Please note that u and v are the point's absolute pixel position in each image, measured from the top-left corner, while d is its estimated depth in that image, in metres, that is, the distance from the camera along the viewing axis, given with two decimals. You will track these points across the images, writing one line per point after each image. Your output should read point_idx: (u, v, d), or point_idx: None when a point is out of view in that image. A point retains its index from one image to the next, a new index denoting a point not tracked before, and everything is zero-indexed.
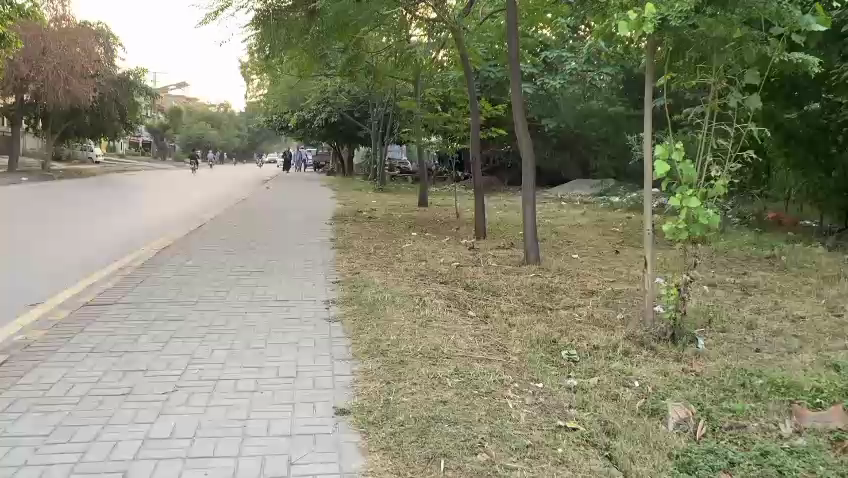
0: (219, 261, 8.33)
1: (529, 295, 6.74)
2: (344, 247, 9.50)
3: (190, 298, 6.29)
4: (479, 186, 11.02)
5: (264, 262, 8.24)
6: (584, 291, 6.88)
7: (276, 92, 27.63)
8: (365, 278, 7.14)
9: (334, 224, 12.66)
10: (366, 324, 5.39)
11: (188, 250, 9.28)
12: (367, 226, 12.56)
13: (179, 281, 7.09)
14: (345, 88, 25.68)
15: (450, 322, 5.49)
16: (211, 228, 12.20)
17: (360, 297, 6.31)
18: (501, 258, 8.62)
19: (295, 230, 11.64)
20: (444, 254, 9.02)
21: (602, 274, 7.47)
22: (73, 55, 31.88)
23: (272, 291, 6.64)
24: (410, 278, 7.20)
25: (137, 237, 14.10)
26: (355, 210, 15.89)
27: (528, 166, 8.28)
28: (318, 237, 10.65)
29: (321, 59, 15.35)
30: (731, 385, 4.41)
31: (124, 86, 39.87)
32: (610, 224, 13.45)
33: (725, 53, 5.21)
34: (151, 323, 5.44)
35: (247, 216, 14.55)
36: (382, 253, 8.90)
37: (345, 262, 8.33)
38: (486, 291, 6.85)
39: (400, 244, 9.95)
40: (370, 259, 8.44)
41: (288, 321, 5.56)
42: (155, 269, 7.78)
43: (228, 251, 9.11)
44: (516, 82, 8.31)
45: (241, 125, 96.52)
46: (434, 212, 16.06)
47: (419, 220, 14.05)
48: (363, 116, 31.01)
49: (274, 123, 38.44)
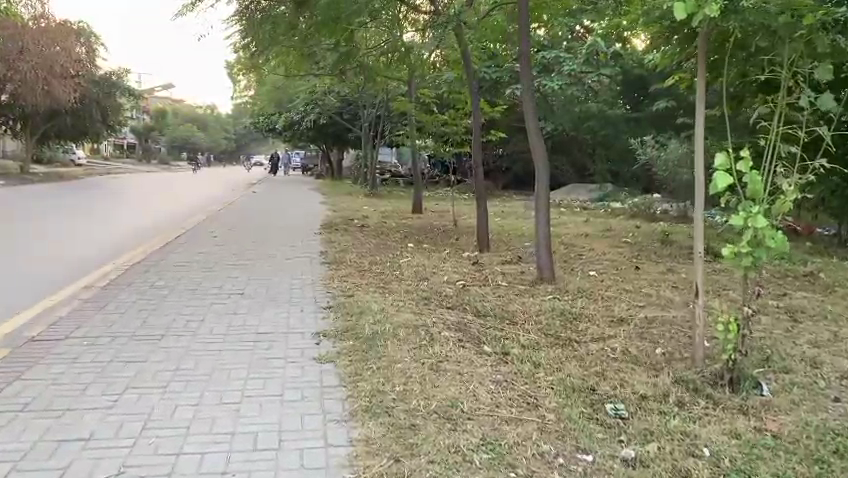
0: (194, 280, 7.39)
1: (549, 322, 5.87)
2: (335, 262, 8.57)
3: (155, 331, 5.36)
4: (482, 194, 10.14)
5: (245, 282, 7.32)
6: (611, 318, 6.00)
7: (262, 93, 26.66)
8: (361, 303, 6.21)
9: (324, 233, 11.75)
10: (365, 368, 4.47)
11: (161, 266, 8.33)
12: (359, 235, 11.66)
13: (147, 307, 6.16)
14: (334, 89, 24.78)
15: (465, 364, 4.58)
16: (191, 238, 11.24)
17: (358, 328, 5.38)
18: (510, 275, 7.75)
19: (281, 240, 10.71)
20: (447, 271, 8.12)
21: (630, 297, 6.59)
22: (51, 55, 30.77)
23: (253, 321, 5.71)
24: (412, 303, 6.29)
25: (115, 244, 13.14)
26: (346, 217, 15.01)
27: (542, 174, 7.38)
28: (307, 249, 9.73)
29: (310, 56, 14.39)
30: (825, 455, 3.52)
31: (106, 86, 38.83)
32: (619, 233, 12.62)
33: (795, 44, 4.31)
34: (103, 367, 4.50)
35: (231, 223, 13.61)
36: (379, 269, 7.98)
37: (337, 281, 7.40)
38: (499, 319, 5.96)
39: (397, 258, 9.06)
40: (366, 278, 7.52)
41: (271, 363, 4.63)
42: (122, 291, 6.86)
43: (205, 267, 8.17)
44: (529, 81, 7.40)
45: (228, 127, 95.41)
46: (429, 219, 15.17)
47: (415, 229, 13.18)
48: (353, 117, 30.07)
49: (261, 126, 37.55)
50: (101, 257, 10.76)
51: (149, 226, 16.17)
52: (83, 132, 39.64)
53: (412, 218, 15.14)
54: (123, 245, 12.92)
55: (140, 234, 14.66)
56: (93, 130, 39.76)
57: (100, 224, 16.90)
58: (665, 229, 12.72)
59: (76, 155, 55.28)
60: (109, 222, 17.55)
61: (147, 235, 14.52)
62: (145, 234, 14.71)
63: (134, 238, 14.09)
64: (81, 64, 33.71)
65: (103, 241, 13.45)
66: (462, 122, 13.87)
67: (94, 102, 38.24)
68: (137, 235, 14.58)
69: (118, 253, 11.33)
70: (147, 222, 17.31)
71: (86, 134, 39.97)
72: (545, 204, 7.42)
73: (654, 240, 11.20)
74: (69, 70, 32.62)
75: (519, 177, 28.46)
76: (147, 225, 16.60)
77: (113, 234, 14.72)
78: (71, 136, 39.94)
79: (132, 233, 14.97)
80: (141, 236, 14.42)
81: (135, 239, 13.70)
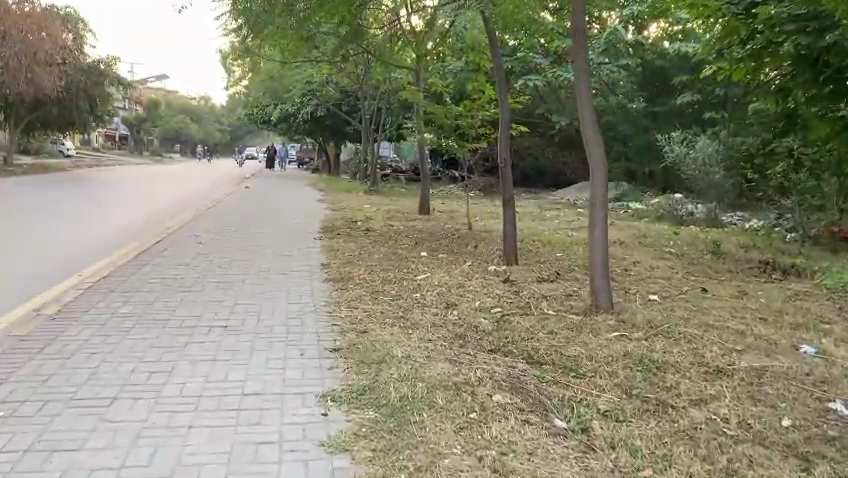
0: (167, 305, 5.98)
1: (630, 378, 4.49)
2: (339, 280, 7.13)
3: (101, 392, 3.93)
4: (510, 199, 8.71)
5: (230, 309, 5.89)
6: (704, 370, 4.65)
7: (257, 83, 25.14)
8: (378, 345, 4.79)
9: (324, 239, 10.35)
10: (398, 467, 3.07)
11: (131, 282, 6.89)
12: (364, 242, 10.28)
13: (99, 348, 4.73)
14: (332, 78, 23.30)
15: (539, 459, 3.19)
16: (172, 243, 9.80)
17: (380, 388, 3.98)
18: (555, 302, 6.35)
19: (276, 248, 9.29)
20: (478, 293, 6.71)
21: (718, 336, 5.22)
22: (37, 40, 29.01)
23: (237, 373, 4.28)
24: (444, 344, 4.87)
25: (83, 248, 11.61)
26: (347, 218, 13.63)
27: (598, 178, 5.99)
28: (305, 261, 8.32)
29: (308, 41, 12.95)
30: None
31: (94, 74, 37.15)
32: (653, 240, 11.25)
33: None
34: (12, 465, 3.08)
35: (218, 225, 12.13)
36: (393, 291, 6.57)
37: (344, 308, 5.97)
38: (562, 370, 4.57)
39: (413, 273, 7.62)
40: (380, 303, 6.09)
41: (259, 454, 3.23)
42: (74, 321, 5.46)
43: (181, 286, 6.73)
44: (585, 71, 6.00)
45: (222, 119, 93.77)
46: (439, 221, 13.74)
47: (424, 233, 11.79)
48: (352, 110, 28.57)
49: (255, 118, 36.04)
50: (64, 267, 9.27)
51: (137, 226, 14.62)
52: (70, 122, 37.93)
53: (421, 221, 13.71)
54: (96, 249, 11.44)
55: (126, 235, 13.13)
56: (80, 120, 38.09)
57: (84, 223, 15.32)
58: (705, 237, 11.37)
59: (66, 146, 53.46)
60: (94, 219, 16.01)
61: (133, 236, 13.01)
62: (131, 235, 13.18)
63: (108, 240, 12.56)
64: (67, 50, 32.03)
65: (72, 245, 11.92)
66: (478, 112, 12.44)
67: (82, 90, 36.57)
68: (121, 236, 13.05)
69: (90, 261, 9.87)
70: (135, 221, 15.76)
71: (73, 125, 38.28)
72: (602, 218, 6.02)
73: (702, 251, 9.82)
74: (55, 56, 30.93)
75: (526, 174, 27.06)
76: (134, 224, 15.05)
77: (86, 235, 13.20)
78: (56, 126, 38.23)
79: (116, 234, 13.44)
80: (126, 237, 12.90)
81: (111, 242, 12.20)
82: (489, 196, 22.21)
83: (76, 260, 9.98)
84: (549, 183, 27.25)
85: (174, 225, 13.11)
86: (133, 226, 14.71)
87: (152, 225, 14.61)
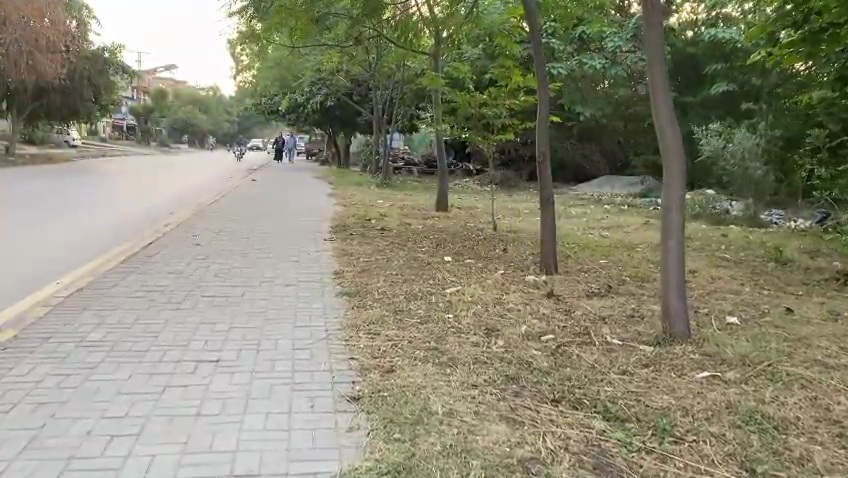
0: (148, 330, 4.92)
1: (744, 444, 3.41)
2: (355, 296, 6.04)
3: (36, 475, 2.88)
4: (550, 199, 7.60)
5: (223, 335, 4.82)
6: (837, 432, 3.56)
7: (264, 71, 24.06)
8: (411, 394, 3.71)
9: (336, 242, 9.26)
10: None
11: (109, 297, 5.83)
12: (382, 245, 9.18)
13: (50, 397, 3.68)
14: (343, 65, 22.16)
15: None
16: (166, 245, 8.74)
17: (420, 469, 2.91)
18: (617, 327, 5.25)
19: (282, 253, 8.20)
20: (523, 313, 5.62)
21: (838, 379, 4.13)
22: (39, 28, 27.97)
23: (227, 440, 3.22)
24: (494, 391, 3.80)
25: (70, 246, 10.61)
26: (360, 216, 12.55)
27: (675, 175, 4.92)
28: (315, 270, 7.23)
29: (319, 26, 11.82)
30: None
31: (98, 62, 36.14)
32: (701, 243, 10.10)
33: None
34: None
35: (218, 223, 11.07)
36: (420, 311, 5.47)
37: (363, 334, 4.88)
38: (653, 433, 3.48)
39: (440, 286, 6.52)
40: (408, 328, 5.01)
41: None
42: (31, 352, 4.43)
43: (169, 303, 5.67)
44: (659, 45, 4.94)
45: (231, 109, 92.76)
46: (460, 220, 12.62)
47: (445, 234, 10.70)
48: (363, 100, 27.42)
49: (262, 108, 34.93)
50: (43, 269, 8.25)
51: (133, 223, 13.52)
52: (73, 111, 36.90)
53: (439, 219, 12.62)
54: (83, 249, 10.41)
55: (119, 233, 12.03)
56: (84, 109, 37.12)
57: (78, 219, 14.28)
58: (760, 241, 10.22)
59: (71, 135, 52.41)
60: (87, 215, 14.93)
61: (128, 235, 11.91)
62: (125, 233, 12.09)
63: (99, 238, 11.54)
64: (69, 37, 30.96)
65: (59, 243, 10.90)
66: (504, 103, 11.23)
67: (85, 79, 35.54)
68: (114, 234, 11.96)
69: (73, 263, 8.84)
70: (131, 217, 14.66)
71: (76, 115, 37.25)
72: (678, 226, 4.95)
73: (763, 258, 8.68)
74: (58, 44, 29.84)
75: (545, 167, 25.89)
76: (130, 220, 13.95)
77: (75, 232, 12.18)
78: (60, 115, 37.26)
79: (109, 231, 12.34)
80: (121, 236, 11.82)
81: (102, 241, 11.19)
82: (508, 191, 21.08)
83: (58, 261, 8.95)
84: (569, 177, 26.10)
85: (171, 223, 12.08)
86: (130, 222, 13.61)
87: (150, 222, 13.54)
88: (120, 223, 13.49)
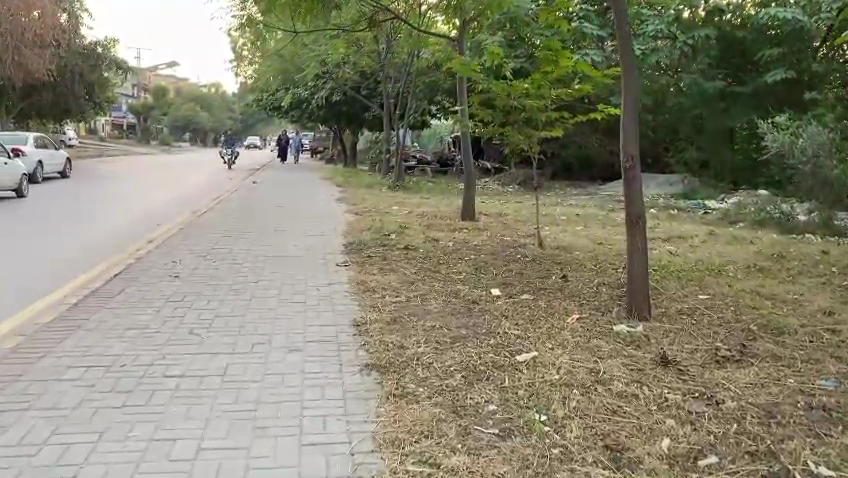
0: (63, 460, 3.03)
1: None
2: (388, 372, 4.13)
3: None
4: (641, 217, 5.66)
5: (185, 472, 2.93)
6: None
7: (265, 63, 22.15)
8: None
9: (352, 269, 7.36)
10: None
11: (24, 382, 3.94)
12: (409, 271, 7.27)
13: None
14: (351, 54, 20.23)
15: None
16: (137, 275, 6.85)
17: None
18: (810, 440, 3.34)
19: (284, 291, 6.28)
20: (646, 408, 3.72)
21: None
22: (26, 22, 26.09)
23: None
24: None
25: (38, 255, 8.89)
26: (377, 228, 10.67)
27: None
28: (329, 320, 5.30)
29: (328, 7, 9.87)
30: None
31: (91, 57, 34.21)
32: (800, 266, 8.15)
33: None
34: None
35: (213, 243, 9.22)
36: (493, 409, 3.55)
37: (412, 467, 2.98)
38: None
39: (507, 351, 4.58)
40: (484, 452, 3.10)
41: None
42: None
43: (114, 392, 3.78)
44: None
45: (233, 106, 90.89)
46: (494, 232, 10.75)
47: (481, 251, 8.81)
48: (372, 94, 25.52)
49: (264, 103, 32.99)
50: None
51: (122, 228, 11.55)
52: (66, 110, 35.05)
53: (469, 231, 10.75)
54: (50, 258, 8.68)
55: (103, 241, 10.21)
56: (76, 107, 35.20)
57: (62, 223, 12.30)
58: None
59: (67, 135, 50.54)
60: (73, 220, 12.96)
61: (117, 243, 9.99)
62: (109, 241, 10.14)
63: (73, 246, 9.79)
64: (59, 31, 29.00)
65: (25, 251, 9.20)
66: (550, 94, 9.34)
67: (77, 76, 33.65)
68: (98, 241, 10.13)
69: (32, 280, 7.13)
70: (123, 221, 12.81)
71: (69, 113, 35.35)
72: None
73: None
74: (46, 39, 27.88)
75: (568, 164, 23.98)
76: (120, 224, 12.10)
77: (50, 238, 10.47)
78: (51, 114, 35.36)
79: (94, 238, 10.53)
80: (103, 244, 9.87)
81: (75, 249, 9.47)
82: (532, 192, 19.16)
83: (15, 277, 7.21)
84: (595, 174, 24.14)
85: (159, 235, 10.31)
86: (117, 228, 11.68)
87: (141, 228, 11.60)
88: (106, 228, 11.55)
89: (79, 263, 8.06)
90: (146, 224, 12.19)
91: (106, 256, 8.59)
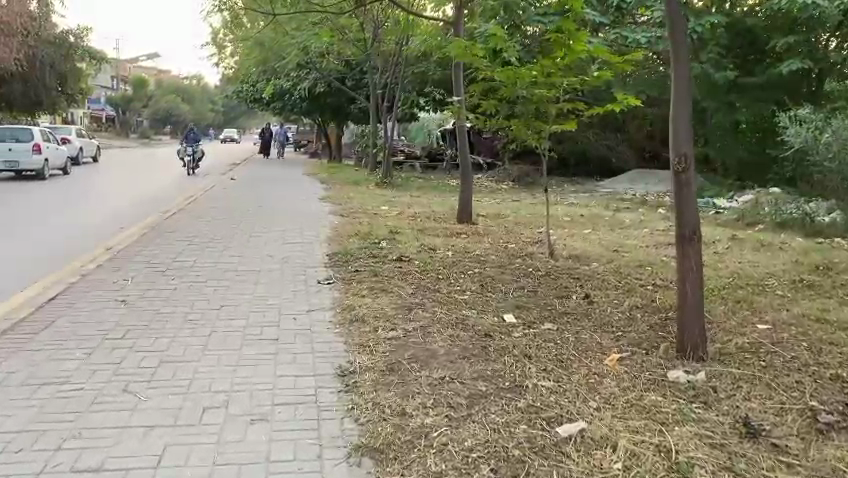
0: None
1: None
2: (389, 462, 3.00)
3: None
4: (697, 233, 4.47)
5: None
6: None
7: (245, 51, 20.83)
8: None
9: (338, 290, 6.24)
10: None
11: None
12: (404, 291, 6.16)
13: None
14: (337, 43, 19.00)
15: None
16: (75, 301, 5.65)
17: None
18: None
19: (254, 321, 5.13)
20: None
21: None
22: None
23: None
24: None
25: None
26: (365, 234, 9.54)
27: None
28: (310, 366, 4.16)
29: None
30: None
31: (62, 46, 32.53)
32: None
33: None
34: None
35: (176, 253, 8.00)
36: None
37: None
38: None
39: (545, 420, 3.44)
40: None
41: None
42: None
43: None
44: None
45: (215, 99, 89.13)
46: (495, 237, 9.66)
47: (484, 262, 7.70)
48: (358, 85, 24.28)
49: (244, 95, 31.63)
50: None
51: (79, 231, 10.27)
52: (35, 101, 33.38)
53: (468, 237, 9.63)
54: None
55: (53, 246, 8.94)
56: (46, 98, 33.53)
57: (8, 223, 10.96)
58: None
59: None
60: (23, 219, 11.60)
61: (69, 249, 8.71)
62: (59, 247, 8.86)
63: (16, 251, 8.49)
64: (27, 18, 27.32)
65: None
66: (564, 84, 8.20)
67: (47, 65, 32.01)
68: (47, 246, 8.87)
69: None
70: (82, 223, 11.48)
71: (38, 104, 33.66)
72: None
73: None
74: (14, 27, 26.24)
75: (564, 159, 22.93)
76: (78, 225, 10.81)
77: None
78: (20, 106, 33.66)
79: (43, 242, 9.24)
80: (53, 251, 8.59)
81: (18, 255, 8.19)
82: (528, 189, 18.04)
83: None
84: (592, 169, 23.11)
85: (119, 240, 9.04)
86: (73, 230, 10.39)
87: (98, 232, 10.29)
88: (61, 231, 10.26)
89: (11, 277, 6.79)
90: (104, 225, 10.88)
91: (50, 268, 7.33)
